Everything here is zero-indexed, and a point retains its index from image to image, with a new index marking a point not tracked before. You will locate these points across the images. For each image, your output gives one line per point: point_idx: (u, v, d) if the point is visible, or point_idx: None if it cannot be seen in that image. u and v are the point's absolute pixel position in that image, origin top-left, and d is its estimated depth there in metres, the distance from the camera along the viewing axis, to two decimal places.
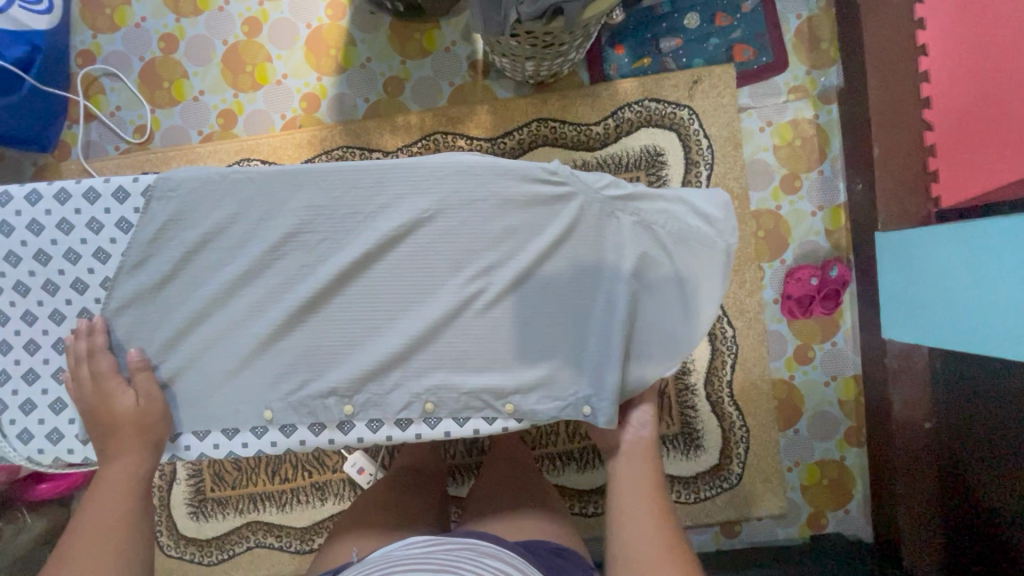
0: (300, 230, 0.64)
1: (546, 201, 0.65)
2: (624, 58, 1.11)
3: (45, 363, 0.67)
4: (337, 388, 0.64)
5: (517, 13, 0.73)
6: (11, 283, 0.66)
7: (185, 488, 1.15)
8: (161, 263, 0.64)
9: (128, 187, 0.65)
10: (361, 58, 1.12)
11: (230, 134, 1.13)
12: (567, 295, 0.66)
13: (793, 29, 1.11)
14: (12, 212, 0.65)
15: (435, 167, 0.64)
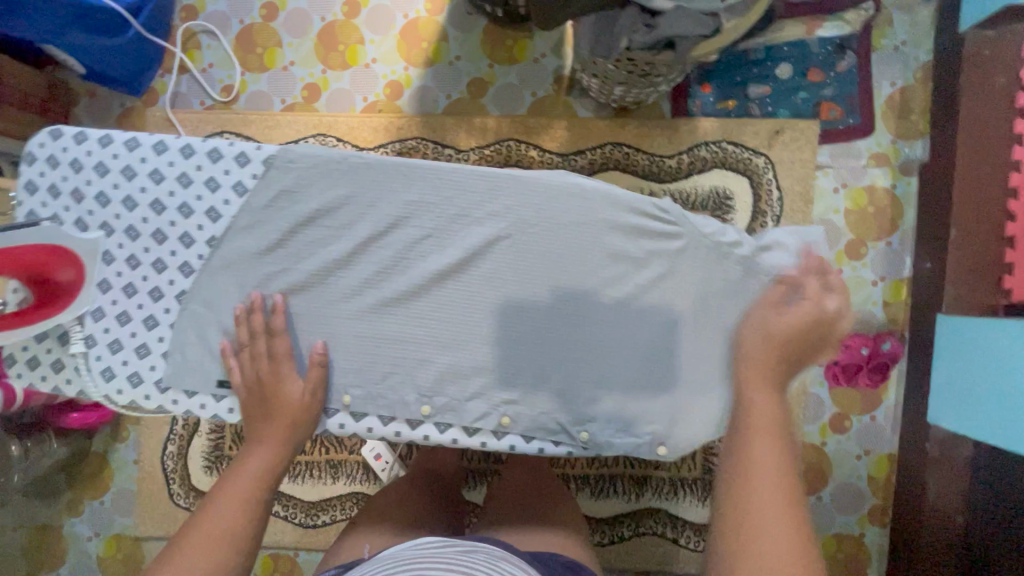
0: (404, 224, 0.65)
1: (654, 236, 0.65)
2: (709, 96, 1.10)
3: (139, 309, 0.68)
4: (415, 384, 0.65)
5: (630, 41, 0.75)
6: (121, 226, 0.68)
7: (205, 441, 1.16)
8: (267, 231, 0.66)
9: (251, 153, 0.66)
10: (451, 56, 1.14)
11: (311, 107, 1.16)
12: (663, 333, 0.66)
13: (883, 95, 1.09)
14: (138, 158, 0.67)
15: (549, 186, 0.65)
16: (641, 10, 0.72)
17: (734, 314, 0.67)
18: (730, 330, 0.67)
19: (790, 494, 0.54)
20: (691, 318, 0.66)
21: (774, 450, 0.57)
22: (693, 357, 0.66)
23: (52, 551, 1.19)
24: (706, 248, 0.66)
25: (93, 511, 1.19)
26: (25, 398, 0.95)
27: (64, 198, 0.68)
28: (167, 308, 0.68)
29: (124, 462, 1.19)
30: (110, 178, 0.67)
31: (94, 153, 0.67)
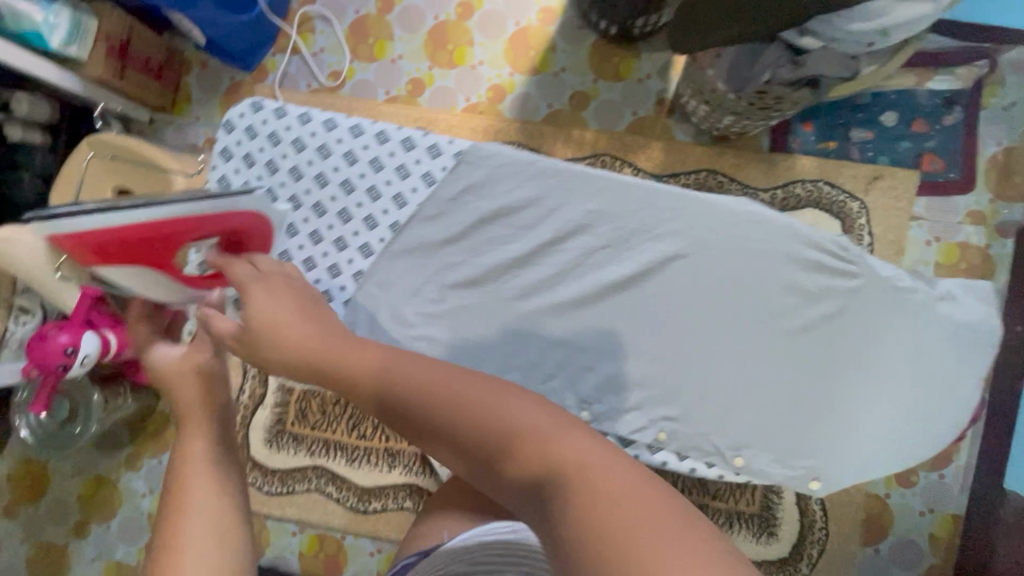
0: (581, 231, 0.71)
1: (830, 272, 0.69)
2: (810, 135, 1.11)
3: (318, 283, 0.76)
4: (578, 389, 0.70)
5: (772, 75, 0.77)
6: (309, 203, 0.76)
7: (269, 414, 1.17)
8: (454, 223, 0.73)
9: (443, 146, 0.73)
10: (557, 66, 1.16)
11: (414, 101, 1.19)
12: (826, 368, 0.69)
13: (987, 155, 1.08)
14: (334, 139, 0.75)
15: (732, 216, 0.69)
16: (786, 48, 0.75)
17: (897, 357, 0.69)
18: (892, 371, 0.70)
19: (603, 485, 0.36)
20: (845, 353, 0.69)
21: (551, 437, 0.41)
22: (812, 390, 0.69)
23: (104, 503, 1.21)
24: (879, 291, 0.69)
25: (151, 469, 1.21)
26: (118, 349, 0.97)
27: (258, 169, 0.77)
28: (343, 286, 0.75)
29: None
30: (305, 156, 0.75)
31: (293, 131, 0.76)
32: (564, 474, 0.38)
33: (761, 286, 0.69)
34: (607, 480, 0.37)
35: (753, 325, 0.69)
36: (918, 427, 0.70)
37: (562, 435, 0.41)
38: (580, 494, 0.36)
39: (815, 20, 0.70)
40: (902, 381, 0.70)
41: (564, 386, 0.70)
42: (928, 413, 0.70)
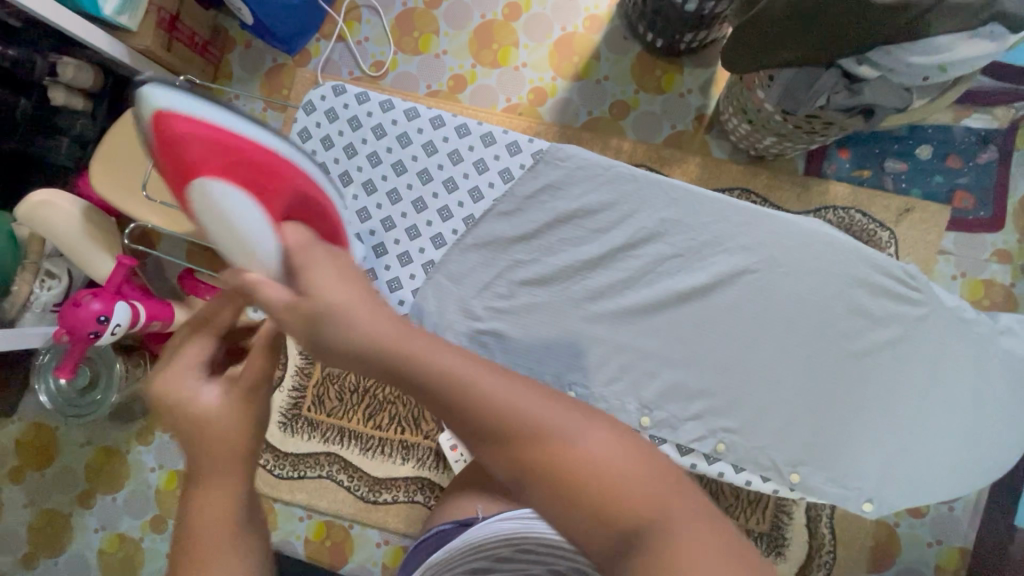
0: (656, 239, 0.72)
1: (897, 298, 0.70)
2: (846, 162, 1.12)
3: (385, 269, 0.77)
4: (638, 396, 0.71)
5: (828, 99, 0.79)
6: (386, 189, 0.78)
7: (286, 397, 1.17)
8: (528, 220, 0.75)
9: (522, 145, 0.77)
10: (599, 75, 1.17)
11: (454, 97, 1.19)
12: (886, 392, 0.70)
13: (1018, 196, 1.09)
14: (415, 129, 0.78)
15: (808, 235, 0.70)
16: (842, 75, 0.76)
17: (960, 387, 0.70)
18: (954, 400, 0.70)
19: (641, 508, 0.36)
20: (897, 382, 0.70)
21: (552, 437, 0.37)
22: (859, 414, 0.70)
23: (112, 475, 1.20)
24: (940, 319, 0.70)
25: (162, 443, 1.20)
26: (147, 321, 0.97)
27: (337, 153, 0.79)
28: (412, 274, 0.77)
29: None
30: (385, 143, 0.78)
31: (375, 118, 0.79)
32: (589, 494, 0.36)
33: (817, 305, 0.70)
34: (637, 496, 0.36)
35: (801, 344, 0.70)
36: (951, 458, 0.71)
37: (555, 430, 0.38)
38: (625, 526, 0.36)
39: (874, 51, 0.71)
40: (960, 411, 0.71)
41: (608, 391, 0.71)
42: (981, 444, 0.71)
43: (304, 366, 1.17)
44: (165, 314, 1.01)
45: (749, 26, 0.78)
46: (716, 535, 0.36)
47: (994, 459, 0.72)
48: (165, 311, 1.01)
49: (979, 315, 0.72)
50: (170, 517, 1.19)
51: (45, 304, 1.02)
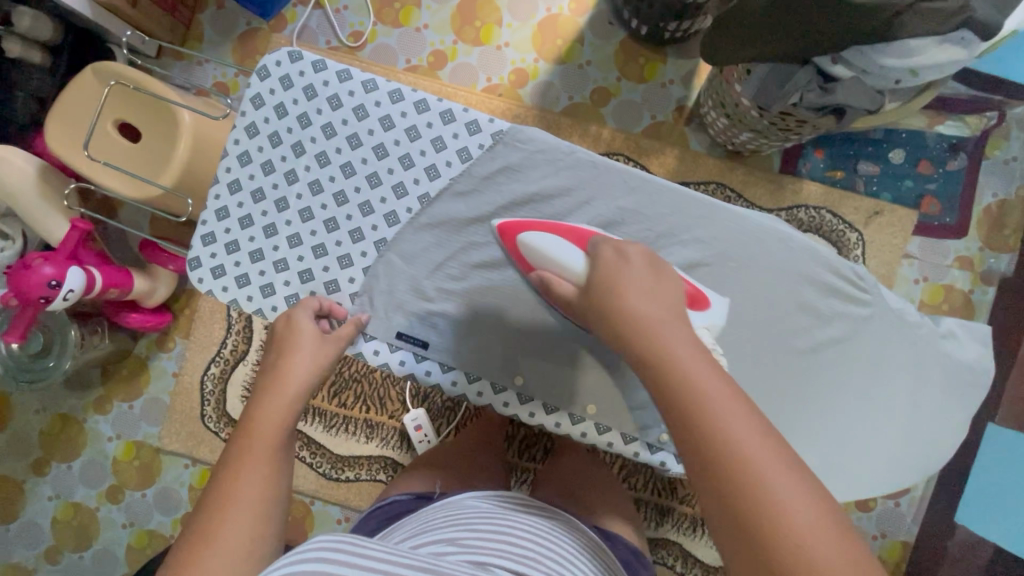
0: (606, 225, 0.69)
1: (846, 300, 0.69)
2: (820, 162, 1.13)
3: (337, 245, 0.71)
4: (586, 383, 0.70)
5: (801, 97, 0.79)
6: (339, 162, 0.71)
7: (249, 372, 1.14)
8: (483, 202, 0.70)
9: (482, 124, 0.71)
10: (582, 59, 1.15)
11: (434, 74, 1.16)
12: (834, 390, 0.70)
13: (982, 205, 1.12)
14: (373, 102, 0.71)
15: (763, 231, 0.68)
16: (817, 73, 0.76)
17: (902, 387, 0.71)
18: (894, 397, 0.72)
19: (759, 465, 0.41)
20: (848, 380, 0.70)
21: (707, 384, 0.45)
22: (812, 414, 0.70)
23: (69, 442, 1.18)
24: (899, 325, 0.70)
25: (121, 413, 1.18)
26: (104, 288, 0.95)
27: (289, 121, 0.72)
28: (364, 251, 0.71)
29: (163, 372, 1.18)
30: (341, 115, 0.71)
31: (331, 87, 0.72)
32: (718, 435, 0.43)
33: (778, 306, 0.69)
34: (763, 454, 0.42)
35: (764, 347, 0.68)
36: (892, 456, 0.73)
37: (714, 381, 0.46)
38: (743, 470, 0.41)
39: (849, 50, 0.71)
40: (897, 410, 0.72)
41: (564, 378, 0.70)
42: (922, 444, 0.74)
43: (269, 341, 1.15)
44: (125, 283, 0.99)
45: (731, 17, 0.79)
46: (828, 537, 0.39)
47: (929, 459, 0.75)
48: (124, 280, 0.99)
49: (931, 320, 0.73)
50: (128, 487, 1.17)
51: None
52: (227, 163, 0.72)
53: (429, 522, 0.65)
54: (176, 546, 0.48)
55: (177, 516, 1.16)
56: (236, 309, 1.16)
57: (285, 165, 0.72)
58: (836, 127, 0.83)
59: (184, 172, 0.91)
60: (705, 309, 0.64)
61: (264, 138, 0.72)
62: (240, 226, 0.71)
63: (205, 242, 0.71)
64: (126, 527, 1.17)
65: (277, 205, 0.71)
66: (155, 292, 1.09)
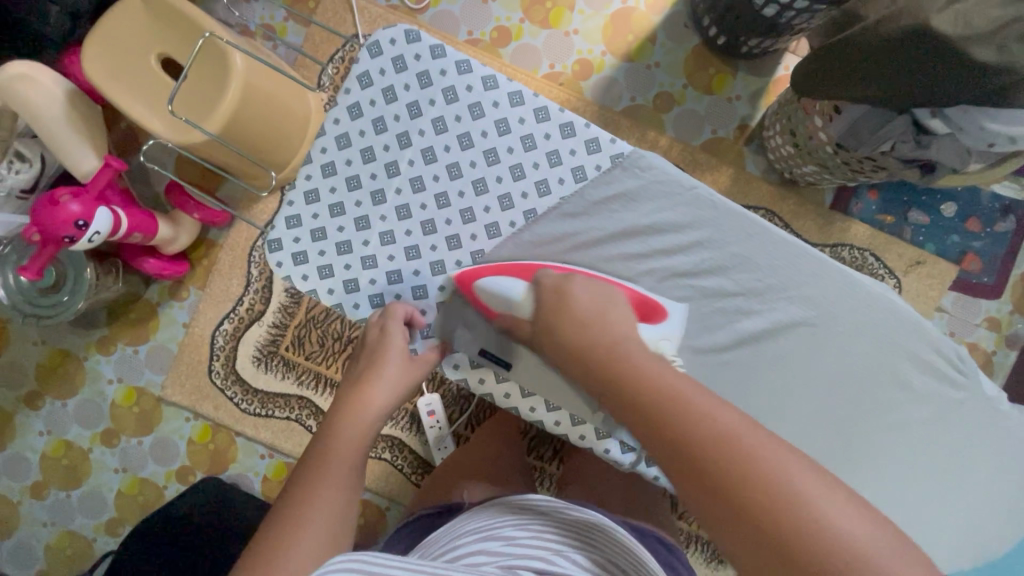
0: (719, 270, 0.67)
1: (944, 379, 0.66)
2: (872, 203, 1.11)
3: (430, 250, 0.73)
4: None
5: (893, 145, 0.78)
6: (445, 161, 0.72)
7: (263, 333, 1.11)
8: (593, 225, 0.69)
9: (604, 143, 0.69)
10: (651, 60, 1.11)
11: (495, 50, 1.11)
12: (892, 451, 0.67)
13: (1021, 269, 1.11)
14: (490, 102, 0.71)
15: (874, 299, 0.66)
16: (912, 124, 0.74)
17: (970, 464, 0.67)
18: (964, 475, 0.67)
19: (753, 447, 0.45)
20: (913, 446, 0.67)
21: (687, 392, 0.49)
22: (867, 471, 0.67)
23: (67, 379, 1.14)
24: (973, 407, 0.67)
25: (124, 356, 1.14)
26: (127, 232, 0.90)
27: (398, 108, 0.72)
28: (457, 260, 0.72)
29: (173, 321, 1.14)
30: (455, 110, 0.71)
31: (448, 79, 0.72)
32: (707, 435, 0.46)
33: (846, 361, 0.67)
34: (753, 439, 0.46)
35: (820, 396, 0.67)
36: (956, 535, 0.67)
37: (690, 387, 0.50)
38: (739, 459, 0.45)
39: (951, 108, 0.68)
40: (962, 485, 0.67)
41: None
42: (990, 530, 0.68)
43: (288, 304, 1.11)
44: (150, 228, 0.95)
45: (826, 55, 0.78)
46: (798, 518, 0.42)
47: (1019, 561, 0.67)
48: (149, 225, 0.94)
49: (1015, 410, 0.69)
50: (124, 432, 1.13)
51: (11, 188, 0.90)
52: (325, 144, 0.74)
53: (469, 526, 0.63)
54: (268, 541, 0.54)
55: (172, 469, 1.13)
56: (257, 268, 1.12)
57: (387, 155, 0.73)
58: (921, 180, 0.82)
59: (235, 118, 0.86)
60: (660, 322, 0.65)
61: (368, 122, 0.73)
62: (330, 213, 0.73)
63: (290, 224, 0.74)
64: (118, 472, 1.13)
65: (373, 198, 0.73)
66: (176, 241, 1.04)
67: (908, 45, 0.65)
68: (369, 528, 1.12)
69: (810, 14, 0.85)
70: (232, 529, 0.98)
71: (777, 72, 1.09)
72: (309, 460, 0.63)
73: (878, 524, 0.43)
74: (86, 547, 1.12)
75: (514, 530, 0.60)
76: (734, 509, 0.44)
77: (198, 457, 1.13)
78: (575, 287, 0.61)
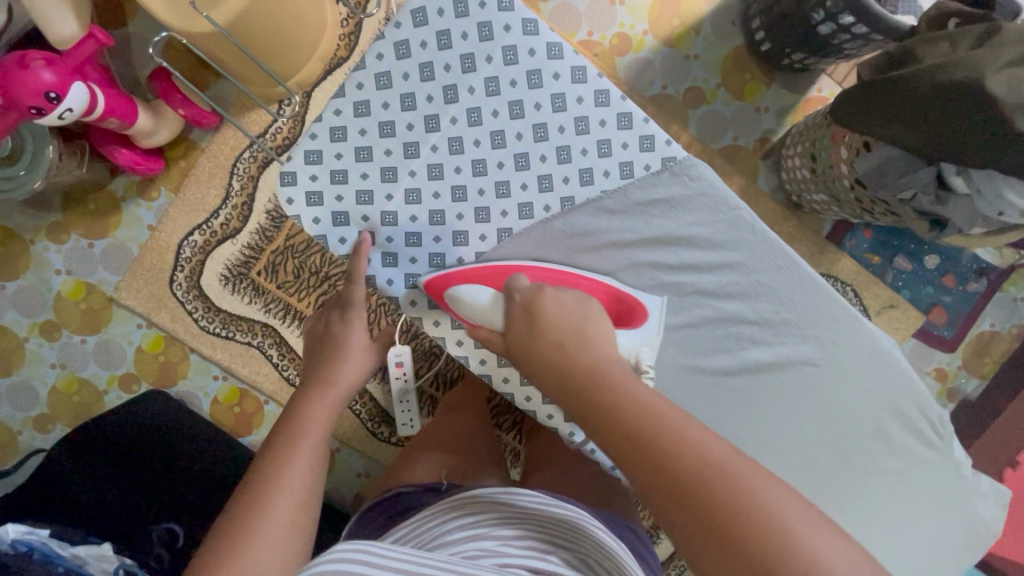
0: (741, 296, 0.67)
1: (912, 431, 0.70)
2: (865, 241, 1.13)
3: (456, 219, 0.69)
4: None
5: (913, 195, 0.79)
6: (491, 127, 0.68)
7: (235, 253, 1.04)
8: (625, 227, 0.68)
9: (658, 143, 0.67)
10: (690, 51, 1.08)
11: (537, 4, 1.07)
12: (845, 487, 0.70)
13: (979, 330, 1.15)
14: (551, 72, 0.68)
15: (876, 349, 0.68)
16: (936, 177, 0.75)
17: (911, 511, 0.71)
18: (901, 521, 0.71)
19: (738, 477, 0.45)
20: (862, 486, 0.70)
21: (673, 417, 0.49)
22: (829, 504, 0.70)
23: (9, 260, 1.04)
24: (935, 463, 0.71)
25: (77, 248, 1.05)
26: (103, 114, 0.82)
27: (450, 56, 0.68)
28: (482, 235, 0.70)
29: (137, 221, 1.05)
30: (511, 73, 0.68)
31: (511, 37, 0.68)
32: (690, 463, 0.46)
33: (826, 397, 0.69)
34: (740, 466, 0.46)
35: (794, 426, 0.69)
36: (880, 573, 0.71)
37: (675, 414, 0.49)
38: (724, 485, 0.45)
39: (977, 170, 0.70)
40: (898, 530, 0.71)
41: None
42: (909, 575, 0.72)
43: (267, 227, 1.04)
44: (128, 113, 0.87)
45: (869, 88, 0.77)
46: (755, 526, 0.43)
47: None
48: (127, 110, 0.86)
49: (974, 475, 0.74)
50: (67, 328, 1.05)
51: None
52: (362, 80, 0.69)
53: (457, 523, 0.61)
54: (237, 518, 0.57)
55: (116, 374, 1.06)
56: (239, 182, 1.04)
57: (428, 106, 0.69)
58: (928, 235, 0.84)
59: (255, 12, 0.78)
60: (639, 326, 0.66)
61: (414, 65, 0.68)
62: (355, 156, 0.69)
63: (308, 159, 0.69)
64: (54, 368, 1.06)
65: (405, 150, 0.69)
66: (155, 134, 0.96)
67: (955, 102, 0.65)
68: None
69: (866, 41, 0.85)
70: (178, 450, 0.94)
71: (810, 92, 1.08)
72: (274, 440, 0.65)
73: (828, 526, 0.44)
74: (8, 440, 1.05)
75: (508, 533, 0.59)
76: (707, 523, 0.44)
77: (145, 368, 1.06)
78: (547, 298, 0.60)
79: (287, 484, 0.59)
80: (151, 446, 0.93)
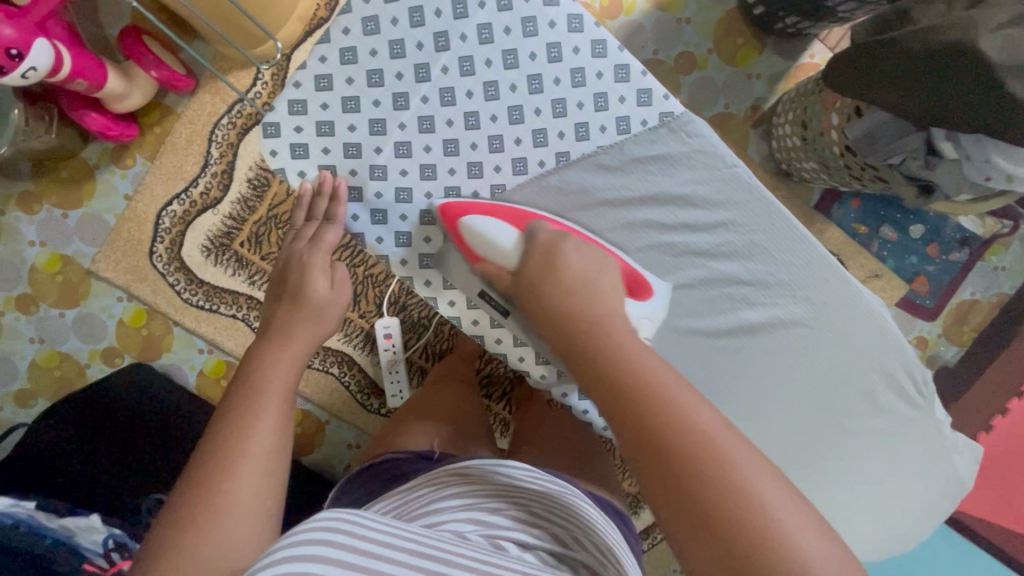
0: (733, 258, 0.67)
1: (897, 392, 0.71)
2: (852, 210, 1.13)
3: (447, 174, 0.69)
4: None
5: (902, 160, 0.79)
6: (484, 77, 0.67)
7: (217, 223, 1.01)
8: (621, 185, 0.67)
9: (656, 97, 0.66)
10: (682, 15, 1.06)
11: None
12: (824, 445, 0.72)
13: (959, 298, 1.17)
14: (547, 21, 0.65)
15: (867, 312, 0.68)
16: (925, 143, 0.75)
17: (889, 468, 0.73)
18: (876, 476, 0.73)
19: (739, 468, 0.45)
20: (840, 445, 0.72)
21: (671, 388, 0.49)
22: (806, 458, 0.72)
23: None
24: (917, 424, 0.72)
25: (50, 219, 1.01)
26: (69, 76, 0.79)
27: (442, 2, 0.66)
28: (475, 192, 0.69)
29: (112, 190, 1.02)
30: (505, 20, 0.66)
31: None
32: (691, 445, 0.46)
33: (814, 358, 0.69)
34: (727, 443, 0.46)
35: (778, 387, 0.71)
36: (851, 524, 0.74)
37: (675, 383, 0.49)
38: (709, 468, 0.45)
39: (968, 135, 0.70)
40: (874, 484, 0.74)
41: None
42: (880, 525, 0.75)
43: (249, 196, 1.01)
44: (97, 76, 0.83)
45: (866, 49, 0.75)
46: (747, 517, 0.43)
47: (896, 538, 0.78)
48: (96, 73, 0.82)
49: (955, 437, 0.75)
50: (43, 301, 1.02)
51: None
52: (348, 25, 0.66)
53: (448, 494, 0.60)
54: (199, 480, 0.51)
55: (97, 348, 1.04)
56: (218, 149, 1.01)
57: (419, 55, 0.67)
58: (914, 199, 0.84)
59: None
60: (648, 299, 0.66)
61: (404, 10, 0.66)
62: (341, 107, 0.67)
63: (293, 110, 0.67)
64: (33, 342, 1.03)
65: (394, 102, 0.67)
66: (126, 98, 0.92)
67: (948, 65, 0.64)
68: (304, 440, 1.08)
69: (860, 4, 0.83)
70: (165, 423, 0.93)
71: (802, 57, 1.07)
72: (231, 399, 0.57)
73: (823, 532, 0.44)
74: None
75: (502, 503, 0.59)
76: (703, 514, 0.44)
77: (128, 341, 1.04)
78: (568, 248, 0.60)
79: (253, 445, 0.54)
80: (136, 420, 0.92)
